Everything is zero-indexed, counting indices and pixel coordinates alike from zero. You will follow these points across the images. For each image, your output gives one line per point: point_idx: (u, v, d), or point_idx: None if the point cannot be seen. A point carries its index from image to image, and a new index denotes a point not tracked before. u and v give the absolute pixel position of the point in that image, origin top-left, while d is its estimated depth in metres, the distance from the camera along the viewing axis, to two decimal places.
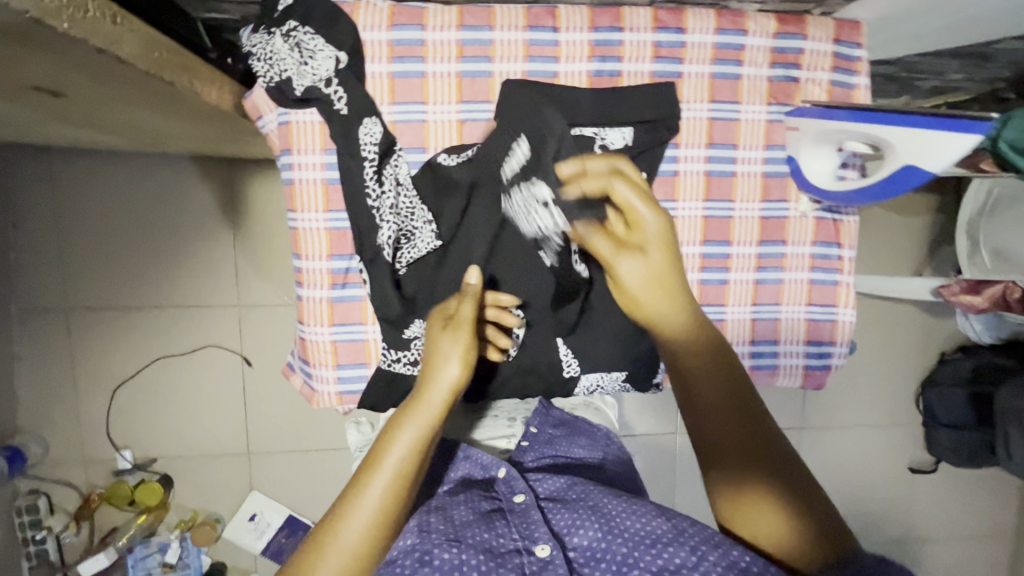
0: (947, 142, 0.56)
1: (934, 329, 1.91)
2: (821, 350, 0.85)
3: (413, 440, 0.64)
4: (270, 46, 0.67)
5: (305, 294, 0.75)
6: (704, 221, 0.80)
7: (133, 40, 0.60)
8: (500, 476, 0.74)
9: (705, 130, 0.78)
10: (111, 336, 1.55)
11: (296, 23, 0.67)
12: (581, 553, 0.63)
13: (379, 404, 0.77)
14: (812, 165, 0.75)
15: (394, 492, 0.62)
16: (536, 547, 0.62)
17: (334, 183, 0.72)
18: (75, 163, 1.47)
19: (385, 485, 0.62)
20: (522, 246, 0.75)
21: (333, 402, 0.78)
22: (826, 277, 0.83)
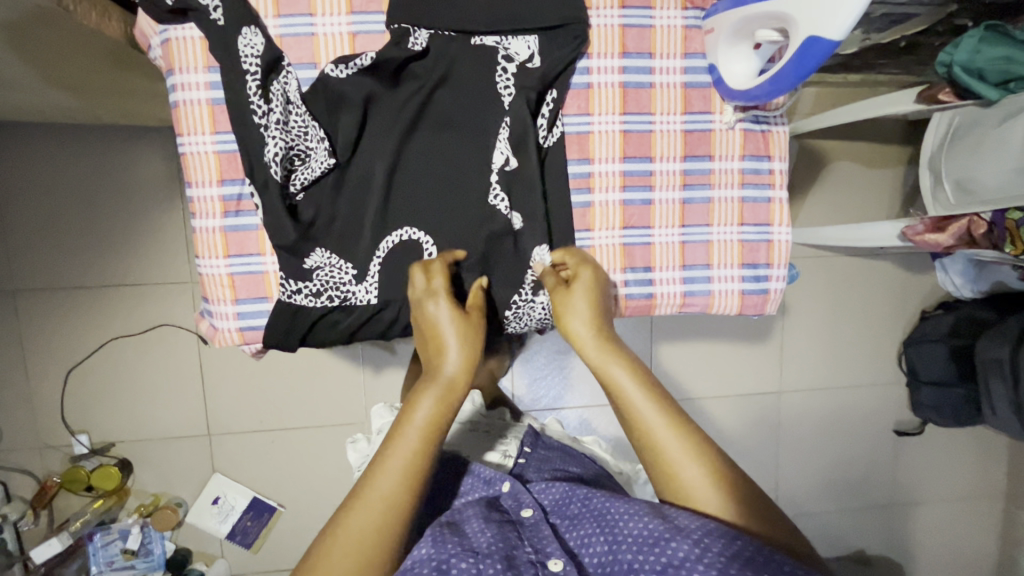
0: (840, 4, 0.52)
1: (913, 286, 1.86)
2: (757, 273, 0.80)
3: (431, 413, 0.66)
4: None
5: (197, 226, 0.70)
6: (621, 136, 0.75)
7: None
8: (505, 491, 0.77)
9: (618, 38, 0.73)
10: (61, 317, 1.52)
11: None
12: (594, 565, 0.63)
13: (282, 340, 0.73)
14: (732, 69, 0.70)
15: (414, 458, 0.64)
16: (548, 561, 0.63)
17: (219, 103, 0.68)
18: (10, 138, 1.42)
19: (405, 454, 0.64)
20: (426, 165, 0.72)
21: (236, 342, 0.74)
22: (758, 194, 0.79)
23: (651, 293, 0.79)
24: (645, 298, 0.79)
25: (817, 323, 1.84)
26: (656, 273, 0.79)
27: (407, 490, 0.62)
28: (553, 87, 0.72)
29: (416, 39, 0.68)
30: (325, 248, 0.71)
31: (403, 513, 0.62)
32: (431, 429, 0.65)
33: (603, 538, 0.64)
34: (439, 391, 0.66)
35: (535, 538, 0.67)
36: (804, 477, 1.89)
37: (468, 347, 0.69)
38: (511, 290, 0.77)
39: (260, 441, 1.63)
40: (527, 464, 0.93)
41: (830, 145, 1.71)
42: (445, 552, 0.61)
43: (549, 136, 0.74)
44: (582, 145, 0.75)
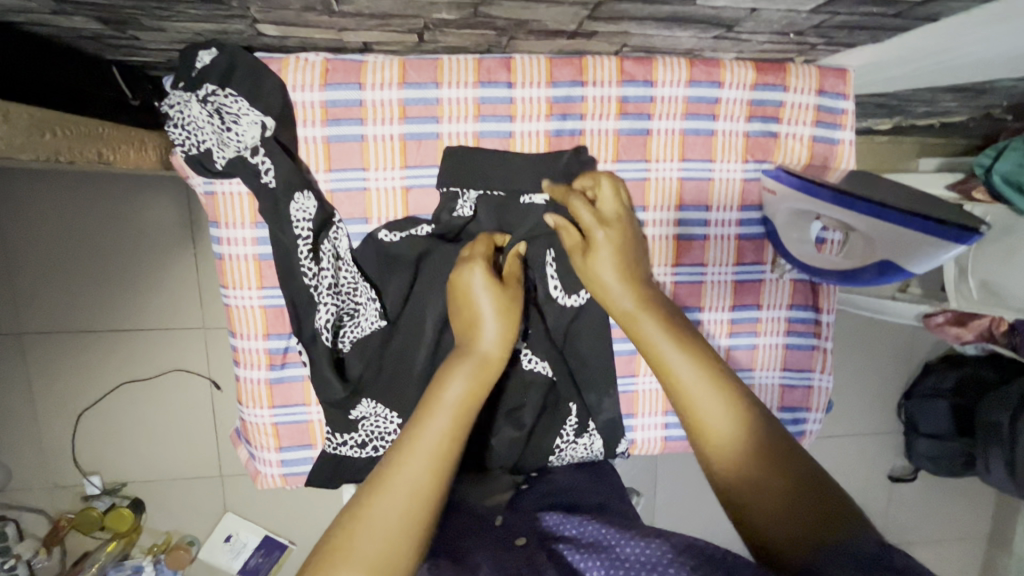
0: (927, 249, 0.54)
1: (917, 340, 1.90)
2: (795, 415, 0.81)
3: (464, 396, 0.54)
4: (186, 111, 0.59)
5: (241, 374, 0.69)
6: (673, 287, 0.75)
7: (33, 126, 0.53)
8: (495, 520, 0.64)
9: (674, 191, 0.72)
10: (71, 360, 1.50)
11: (213, 87, 0.59)
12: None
13: (327, 482, 0.72)
14: (789, 235, 0.69)
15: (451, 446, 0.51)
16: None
17: (266, 258, 0.66)
18: (17, 181, 1.38)
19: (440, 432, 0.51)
20: None
21: (278, 484, 0.73)
22: (801, 341, 0.78)
23: None
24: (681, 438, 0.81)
25: None
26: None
27: (447, 467, 0.50)
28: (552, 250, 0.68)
29: (465, 202, 0.67)
30: (371, 399, 0.70)
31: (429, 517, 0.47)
32: (464, 408, 0.53)
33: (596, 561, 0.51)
34: (475, 367, 0.57)
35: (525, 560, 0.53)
36: None
37: (508, 322, 0.61)
38: (554, 437, 0.75)
39: None
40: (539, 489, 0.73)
41: None
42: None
43: (574, 297, 0.72)
44: None
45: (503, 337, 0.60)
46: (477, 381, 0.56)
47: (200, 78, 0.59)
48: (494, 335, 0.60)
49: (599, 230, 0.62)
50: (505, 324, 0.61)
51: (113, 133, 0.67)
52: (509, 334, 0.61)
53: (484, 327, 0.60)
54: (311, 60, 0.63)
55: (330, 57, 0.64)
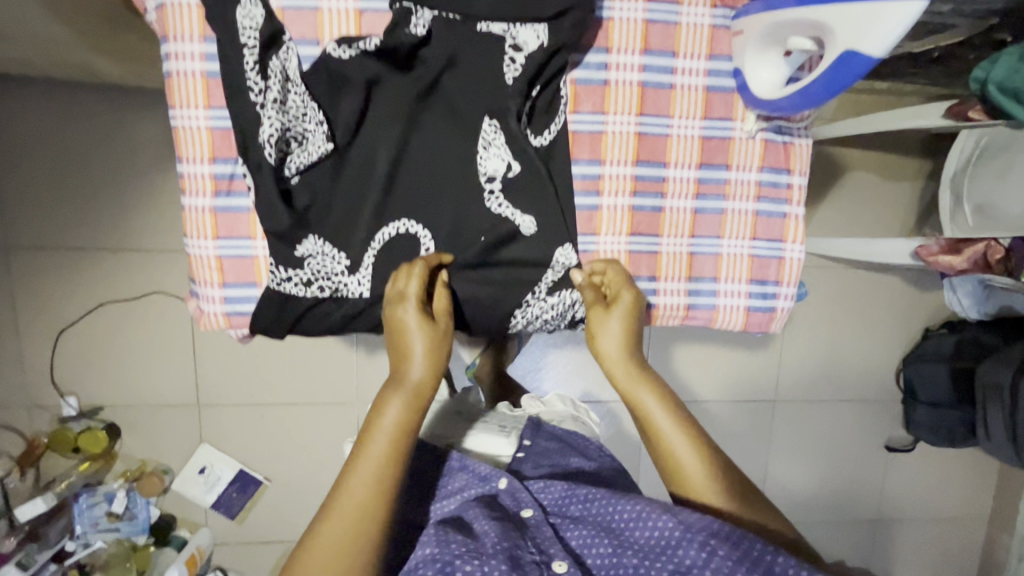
0: (885, 17, 0.50)
1: (919, 304, 1.83)
2: (765, 290, 0.77)
3: (392, 432, 0.65)
4: None
5: (186, 203, 0.68)
6: (637, 138, 0.72)
7: None
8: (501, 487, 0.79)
9: (640, 34, 0.69)
10: (53, 277, 1.50)
11: None
12: (596, 566, 0.68)
13: (268, 327, 0.70)
14: (758, 75, 0.67)
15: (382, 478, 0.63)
16: (552, 562, 0.67)
17: (214, 77, 0.65)
18: (6, 90, 1.39)
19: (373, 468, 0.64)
20: (430, 155, 0.68)
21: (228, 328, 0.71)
22: (773, 208, 0.75)
23: (654, 303, 0.76)
24: (647, 308, 0.76)
25: (816, 335, 1.82)
26: (665, 242, 0.75)
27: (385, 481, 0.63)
28: (540, 87, 0.68)
29: (418, 20, 0.64)
30: (316, 235, 0.68)
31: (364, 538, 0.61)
32: (396, 439, 0.65)
33: (609, 542, 0.68)
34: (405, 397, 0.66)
35: (538, 538, 0.70)
36: (790, 489, 1.88)
37: (434, 348, 0.67)
38: (519, 291, 0.72)
39: (249, 413, 1.63)
40: (525, 460, 0.93)
41: (847, 154, 1.67)
42: (450, 553, 0.66)
43: (544, 135, 0.70)
44: (593, 146, 0.71)
45: (432, 360, 0.67)
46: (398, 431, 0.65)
47: None
48: (420, 363, 0.66)
49: (625, 293, 0.72)
50: (431, 354, 0.67)
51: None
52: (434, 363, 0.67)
53: (412, 359, 0.67)
54: None
55: None
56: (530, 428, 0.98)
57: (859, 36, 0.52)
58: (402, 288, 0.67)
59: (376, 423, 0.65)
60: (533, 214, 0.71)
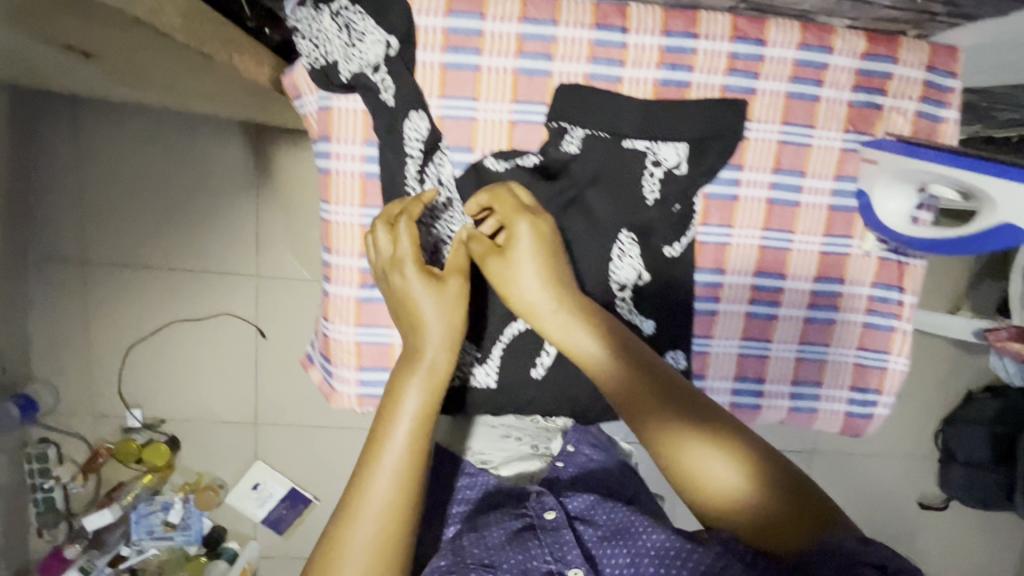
0: None
1: (962, 366, 1.85)
2: (865, 397, 0.80)
3: (417, 405, 0.65)
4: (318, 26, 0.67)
5: (333, 291, 0.73)
6: (759, 250, 0.75)
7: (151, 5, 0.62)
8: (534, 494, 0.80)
9: (773, 153, 0.72)
10: (125, 294, 1.55)
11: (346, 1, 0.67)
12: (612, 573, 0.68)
13: None
14: (885, 204, 0.71)
15: (407, 453, 0.64)
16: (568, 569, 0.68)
17: (371, 176, 0.72)
18: (97, 112, 1.44)
19: (401, 442, 0.64)
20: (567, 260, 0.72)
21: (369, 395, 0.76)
22: (882, 321, 0.78)
23: (758, 403, 0.80)
24: (750, 407, 0.80)
25: None
26: (774, 347, 0.78)
27: (416, 461, 0.64)
28: (677, 203, 0.72)
29: (572, 138, 0.71)
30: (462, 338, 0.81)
31: (402, 522, 0.62)
32: (421, 416, 0.65)
33: (626, 550, 0.68)
34: (422, 378, 0.65)
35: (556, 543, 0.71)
36: None
37: (438, 302, 0.66)
38: None
39: (303, 434, 1.67)
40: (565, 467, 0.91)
41: None
42: (466, 565, 0.69)
43: (676, 246, 0.73)
44: (717, 256, 0.75)
45: (434, 316, 0.66)
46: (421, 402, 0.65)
47: None
48: (432, 320, 0.66)
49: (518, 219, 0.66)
50: (446, 318, 0.66)
51: (205, 28, 0.76)
52: (453, 341, 0.67)
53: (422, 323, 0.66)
54: None
55: None
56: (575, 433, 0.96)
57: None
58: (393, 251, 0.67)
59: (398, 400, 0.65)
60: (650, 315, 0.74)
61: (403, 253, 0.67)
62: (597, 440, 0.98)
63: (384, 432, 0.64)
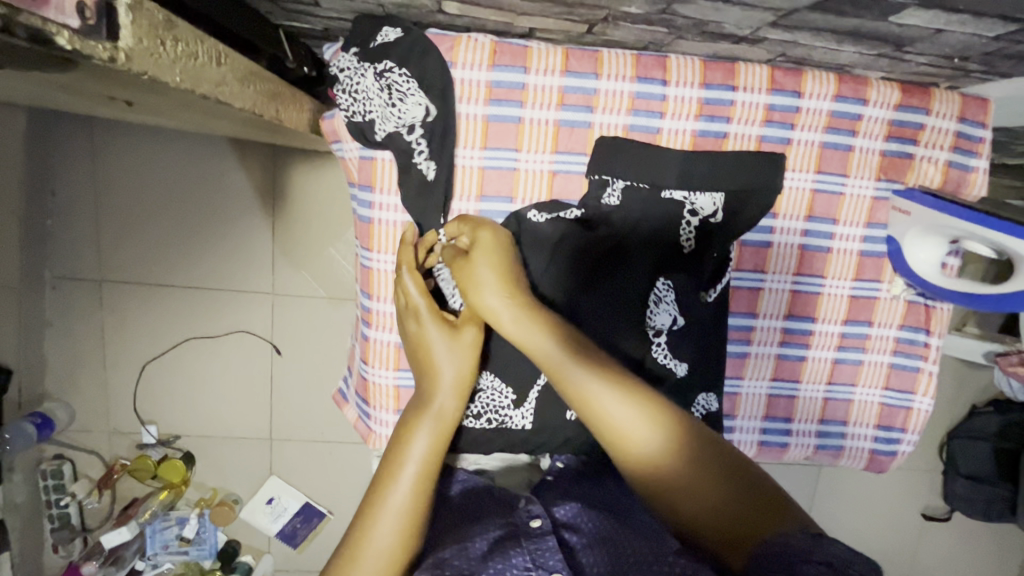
0: None
1: (966, 381, 1.88)
2: (889, 435, 0.89)
3: (423, 452, 0.73)
4: (364, 87, 0.78)
5: (374, 336, 0.88)
6: (791, 295, 0.86)
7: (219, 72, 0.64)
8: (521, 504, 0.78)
9: (806, 203, 0.84)
10: (140, 312, 1.55)
11: (392, 65, 0.77)
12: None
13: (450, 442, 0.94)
14: (915, 254, 0.82)
15: (412, 498, 0.70)
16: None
17: (411, 227, 0.87)
18: (114, 130, 1.44)
19: (407, 486, 0.70)
20: (625, 301, 0.80)
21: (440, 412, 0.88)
22: (907, 361, 0.88)
23: (787, 440, 0.90)
24: (780, 444, 0.90)
25: None
26: (805, 385, 0.87)
27: (421, 504, 0.70)
28: (717, 251, 0.82)
29: (613, 190, 0.82)
30: (491, 374, 0.92)
31: (404, 566, 0.67)
32: (427, 466, 0.72)
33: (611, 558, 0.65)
34: (432, 423, 0.74)
35: (540, 551, 0.67)
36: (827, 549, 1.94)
37: (454, 351, 0.77)
38: None
39: (317, 449, 1.68)
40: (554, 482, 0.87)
41: None
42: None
43: (714, 292, 0.83)
44: (750, 300, 0.86)
45: (454, 377, 0.76)
46: (431, 444, 0.73)
47: (381, 54, 0.77)
48: (447, 387, 0.76)
49: (483, 229, 0.78)
50: (463, 368, 0.76)
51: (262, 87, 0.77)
52: (460, 389, 0.77)
53: (437, 370, 0.77)
54: (481, 43, 0.81)
55: (498, 41, 0.82)
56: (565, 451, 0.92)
57: None
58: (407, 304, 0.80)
59: (407, 448, 0.72)
60: (684, 359, 0.81)
61: (414, 302, 0.79)
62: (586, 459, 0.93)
63: (393, 479, 0.70)
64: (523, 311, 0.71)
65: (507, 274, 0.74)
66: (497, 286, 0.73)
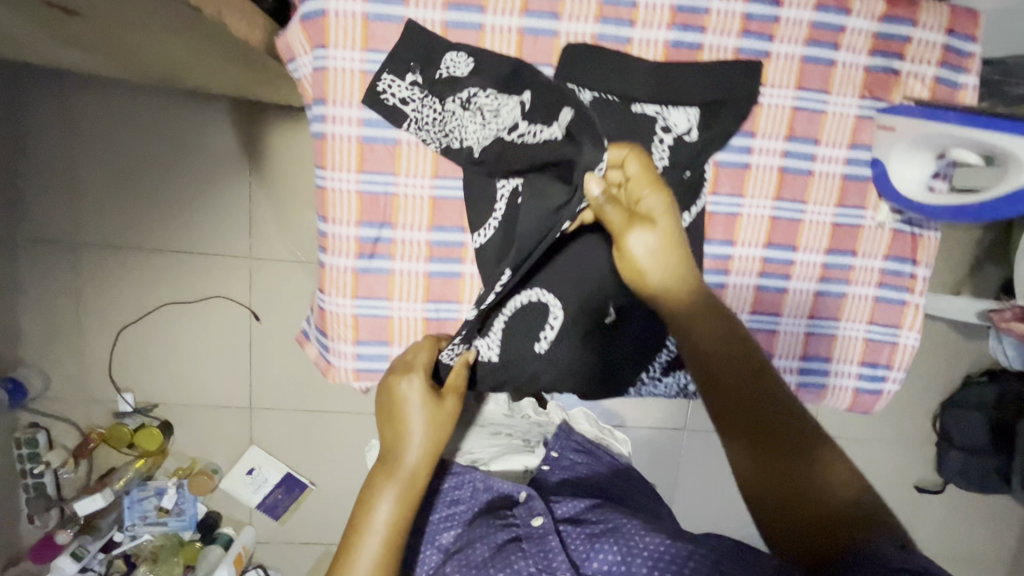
0: None
1: (963, 351, 1.85)
2: (876, 373, 0.81)
3: (393, 509, 0.72)
4: (449, 116, 0.76)
5: (329, 261, 0.80)
6: (771, 221, 0.79)
7: None
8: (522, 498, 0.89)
9: (785, 121, 0.78)
10: (113, 275, 1.50)
11: (477, 89, 0.74)
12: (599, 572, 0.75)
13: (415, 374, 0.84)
14: (901, 173, 0.76)
15: (378, 566, 0.69)
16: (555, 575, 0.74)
17: (367, 141, 0.77)
18: (84, 85, 1.39)
19: (372, 551, 0.70)
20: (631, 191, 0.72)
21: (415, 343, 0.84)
22: (894, 296, 0.80)
23: None
24: None
25: None
26: (787, 318, 0.80)
27: (386, 563, 0.70)
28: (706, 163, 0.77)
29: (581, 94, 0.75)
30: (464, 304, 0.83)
31: None
32: (394, 528, 0.71)
33: (616, 549, 0.75)
34: (401, 487, 0.73)
35: (543, 548, 0.78)
36: None
37: (427, 418, 0.76)
38: (641, 369, 0.90)
39: (299, 419, 1.65)
40: (551, 470, 1.04)
41: None
42: None
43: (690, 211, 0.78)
44: (726, 227, 0.79)
45: (423, 441, 0.75)
46: (400, 506, 0.73)
47: (462, 85, 0.75)
48: (417, 451, 0.75)
49: (647, 189, 0.70)
50: (433, 430, 0.76)
51: None
52: (431, 450, 0.76)
53: (408, 443, 0.75)
54: None
55: None
56: (560, 438, 1.08)
57: None
58: (410, 359, 0.78)
59: (370, 514, 0.71)
60: None
61: (420, 364, 0.78)
62: (581, 446, 1.10)
63: (358, 542, 0.70)
64: (670, 271, 0.72)
65: (672, 237, 0.70)
66: (653, 254, 0.70)
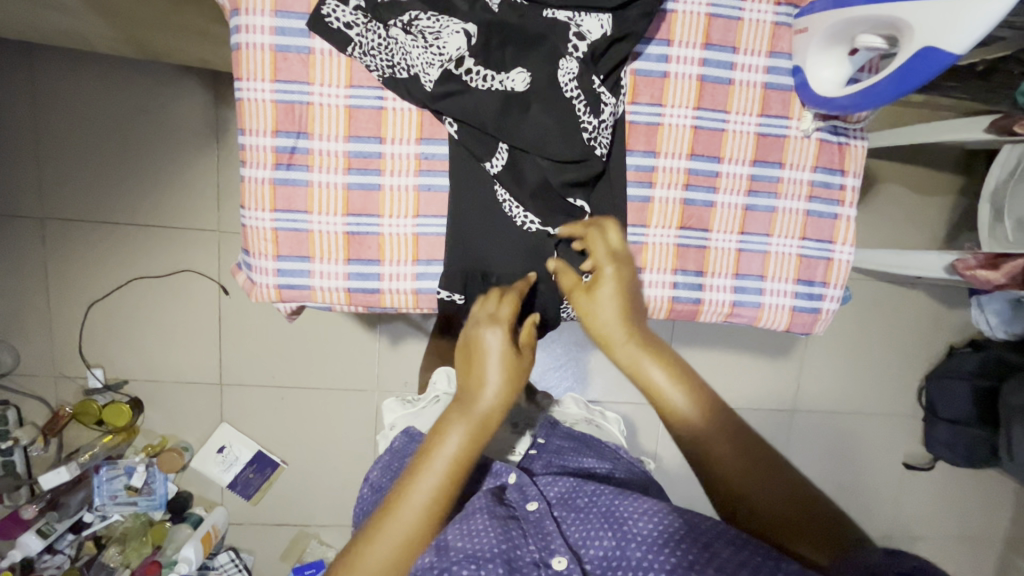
0: (962, 14, 0.61)
1: (945, 321, 1.82)
2: (811, 290, 0.88)
3: (453, 455, 0.72)
4: (388, 39, 0.77)
5: (248, 174, 0.81)
6: (693, 131, 0.84)
7: None
8: (511, 483, 0.83)
9: (702, 28, 0.82)
10: (83, 249, 1.52)
11: (417, 13, 0.76)
12: (597, 561, 0.69)
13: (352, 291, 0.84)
14: (819, 74, 0.79)
15: (423, 516, 0.70)
16: (552, 559, 0.69)
17: (281, 51, 0.78)
18: (56, 61, 1.43)
19: (429, 487, 0.71)
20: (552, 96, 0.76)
21: (336, 260, 0.83)
22: (825, 209, 0.87)
23: (699, 297, 0.87)
24: (694, 301, 0.87)
25: (837, 346, 1.82)
26: (718, 232, 0.86)
27: (443, 501, 0.71)
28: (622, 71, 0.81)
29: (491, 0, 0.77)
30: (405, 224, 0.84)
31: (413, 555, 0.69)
32: (458, 461, 0.72)
33: (611, 535, 0.70)
34: (471, 427, 0.73)
35: (543, 537, 0.72)
36: None
37: (504, 366, 0.75)
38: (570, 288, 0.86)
39: (270, 395, 1.64)
40: (538, 458, 0.98)
41: (879, 164, 1.67)
42: (447, 560, 0.66)
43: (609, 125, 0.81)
44: (648, 137, 0.84)
45: (494, 396, 0.74)
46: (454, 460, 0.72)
47: (404, 9, 0.76)
48: (491, 399, 0.74)
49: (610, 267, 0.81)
50: (504, 382, 0.74)
51: None
52: (504, 398, 0.75)
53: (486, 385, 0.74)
54: None
55: None
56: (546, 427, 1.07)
57: (943, 32, 0.62)
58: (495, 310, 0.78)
59: (437, 447, 0.72)
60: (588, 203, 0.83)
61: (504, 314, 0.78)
62: (571, 435, 1.07)
63: (417, 478, 0.71)
64: (632, 340, 0.79)
65: (619, 296, 0.80)
66: (616, 316, 0.79)
